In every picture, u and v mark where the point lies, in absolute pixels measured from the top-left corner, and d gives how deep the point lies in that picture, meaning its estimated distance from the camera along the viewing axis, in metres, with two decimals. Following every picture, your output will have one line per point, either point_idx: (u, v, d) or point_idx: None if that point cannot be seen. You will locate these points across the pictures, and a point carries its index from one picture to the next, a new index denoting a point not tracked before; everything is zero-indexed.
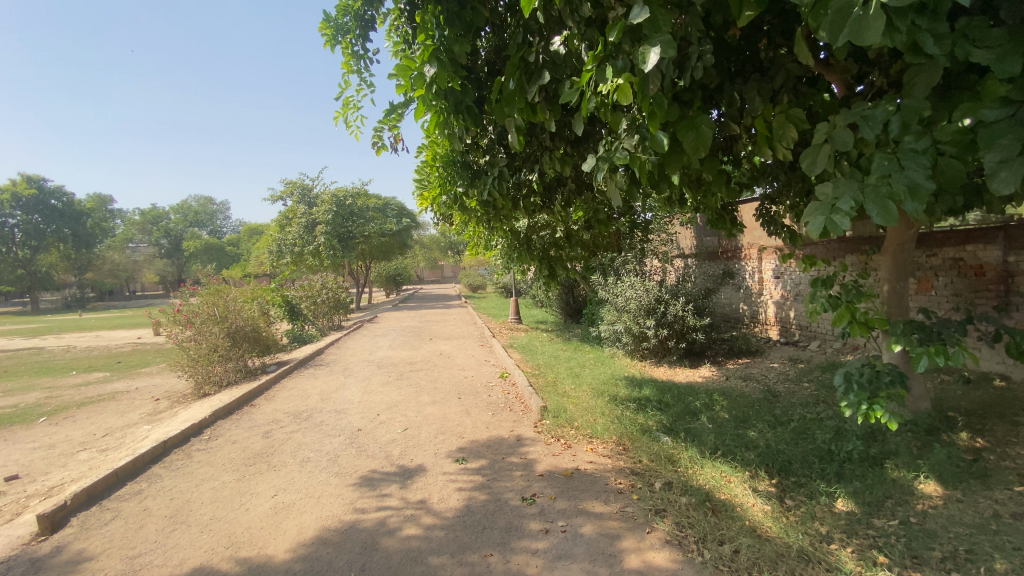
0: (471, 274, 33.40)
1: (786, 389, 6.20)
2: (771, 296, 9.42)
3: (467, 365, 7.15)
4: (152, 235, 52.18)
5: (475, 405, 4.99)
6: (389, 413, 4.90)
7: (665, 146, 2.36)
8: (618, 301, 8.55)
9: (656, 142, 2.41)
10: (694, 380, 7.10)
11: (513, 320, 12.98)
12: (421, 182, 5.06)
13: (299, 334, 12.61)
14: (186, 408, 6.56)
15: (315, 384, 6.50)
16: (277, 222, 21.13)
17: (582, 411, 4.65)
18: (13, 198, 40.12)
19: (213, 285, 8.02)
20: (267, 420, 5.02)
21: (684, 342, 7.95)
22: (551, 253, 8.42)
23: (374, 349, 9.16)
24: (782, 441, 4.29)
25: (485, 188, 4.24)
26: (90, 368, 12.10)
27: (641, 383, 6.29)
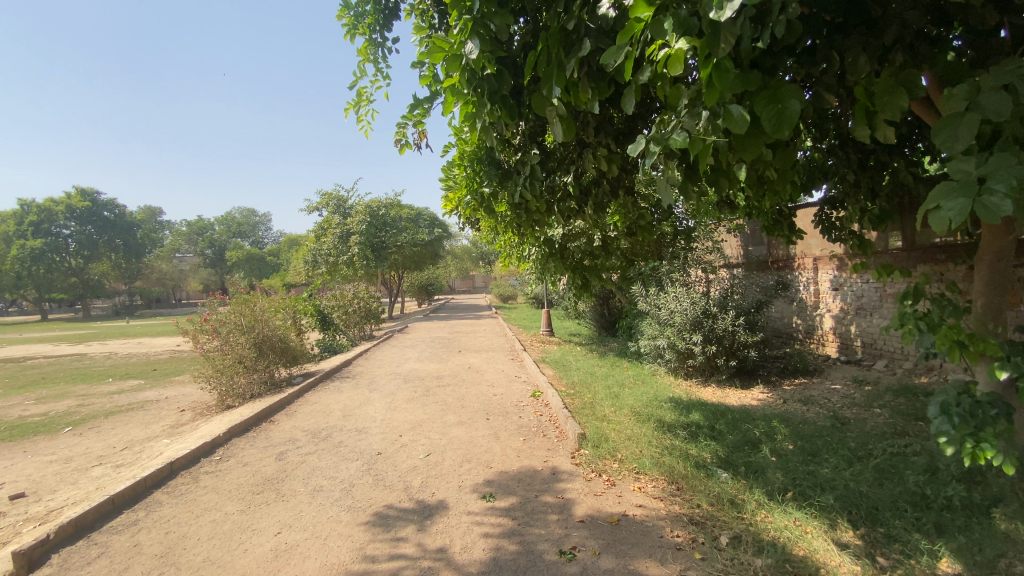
0: (503, 283, 33.09)
1: (857, 417, 5.55)
2: (830, 310, 8.71)
3: (497, 380, 6.73)
4: (198, 245, 54.08)
5: (505, 428, 4.54)
6: (412, 435, 4.50)
7: (744, 122, 1.86)
8: (660, 314, 7.99)
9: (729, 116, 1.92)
10: (747, 403, 6.49)
11: (547, 332, 12.51)
12: (448, 185, 4.69)
13: (330, 344, 12.44)
14: (208, 421, 6.33)
15: (338, 399, 6.17)
16: (312, 233, 21.30)
17: (626, 439, 4.14)
18: (70, 210, 42.13)
19: (240, 294, 7.83)
20: (283, 438, 4.68)
21: (734, 360, 7.36)
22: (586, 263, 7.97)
23: (402, 361, 8.83)
24: (863, 482, 3.69)
25: (517, 188, 3.83)
26: (126, 376, 12.22)
27: (690, 407, 5.73)
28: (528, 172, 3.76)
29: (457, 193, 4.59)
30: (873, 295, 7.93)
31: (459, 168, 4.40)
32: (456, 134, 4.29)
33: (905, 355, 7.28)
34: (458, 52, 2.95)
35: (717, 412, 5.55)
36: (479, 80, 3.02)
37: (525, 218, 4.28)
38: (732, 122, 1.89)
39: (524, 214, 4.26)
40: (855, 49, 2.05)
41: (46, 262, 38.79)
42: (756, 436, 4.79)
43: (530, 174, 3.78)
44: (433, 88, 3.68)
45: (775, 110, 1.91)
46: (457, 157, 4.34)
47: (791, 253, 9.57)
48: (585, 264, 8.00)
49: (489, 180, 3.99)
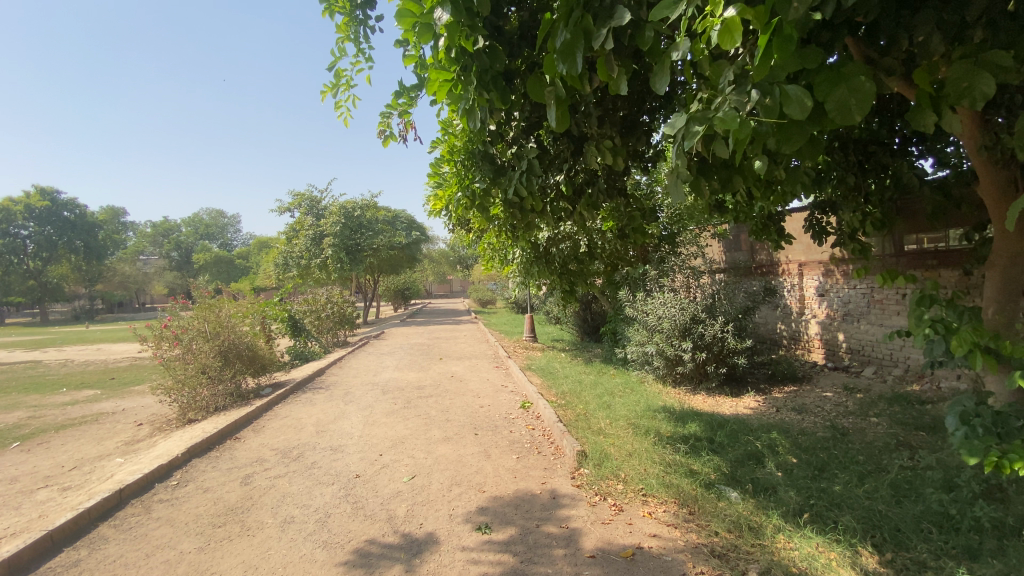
0: (479, 288, 32.69)
1: (855, 427, 5.40)
2: (815, 316, 8.64)
3: (481, 390, 6.37)
4: (163, 248, 52.25)
5: (495, 445, 4.20)
6: (394, 454, 4.12)
7: (809, 104, 1.56)
8: (648, 320, 7.76)
9: (787, 98, 1.61)
10: (740, 412, 6.28)
11: (528, 338, 12.18)
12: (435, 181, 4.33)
13: (302, 351, 11.88)
14: (167, 437, 5.81)
15: (311, 412, 5.73)
16: (284, 235, 20.59)
17: (627, 457, 3.83)
18: (27, 210, 40.09)
19: (206, 299, 7.30)
20: (250, 459, 4.24)
21: (725, 367, 7.16)
22: (573, 268, 7.72)
23: (379, 370, 8.41)
24: (879, 500, 3.48)
25: (511, 184, 3.51)
26: (81, 385, 11.44)
27: (686, 419, 5.47)
28: (523, 167, 3.43)
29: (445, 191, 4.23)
30: (860, 302, 7.85)
31: (449, 164, 4.05)
32: (446, 126, 3.95)
33: (894, 362, 7.20)
34: (432, 20, 2.62)
35: (714, 425, 5.30)
36: (471, 59, 2.68)
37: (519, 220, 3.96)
38: (789, 105, 1.60)
39: (519, 215, 3.94)
40: (929, 26, 1.84)
41: None
42: (759, 450, 4.55)
43: (524, 170, 3.45)
44: (420, 73, 3.34)
45: (836, 93, 1.63)
46: (446, 151, 3.99)
47: (777, 258, 9.47)
48: (569, 267, 7.72)
49: (478, 176, 3.64)
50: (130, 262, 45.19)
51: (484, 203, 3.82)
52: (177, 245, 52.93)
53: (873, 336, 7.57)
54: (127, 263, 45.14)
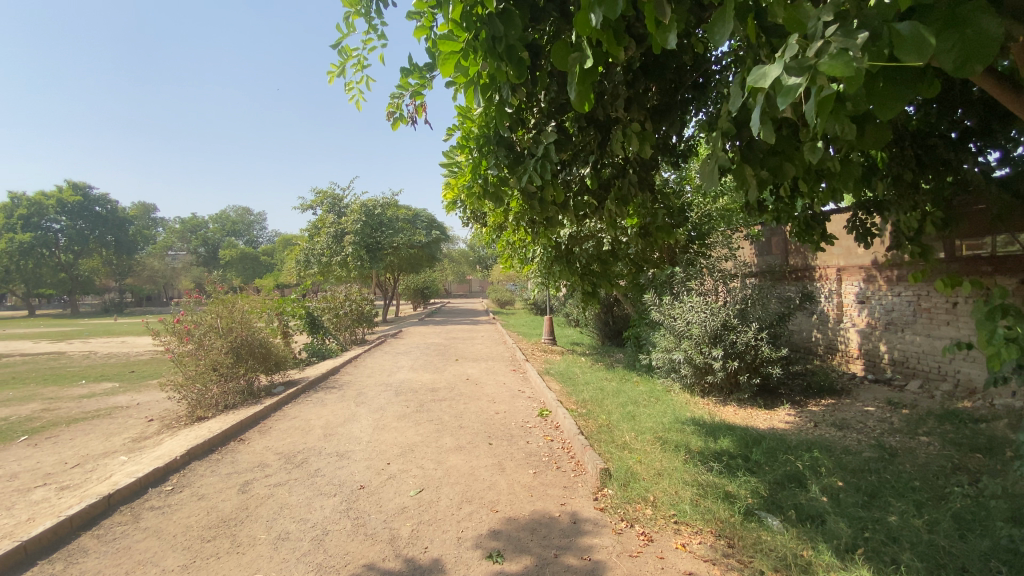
0: (499, 288, 32.46)
1: (905, 448, 4.94)
2: (854, 324, 8.14)
3: (498, 395, 6.07)
4: (191, 244, 53.30)
5: (511, 457, 3.89)
6: (402, 463, 3.85)
7: (932, 46, 1.26)
8: (676, 325, 7.38)
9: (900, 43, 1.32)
10: (774, 426, 5.86)
11: (548, 340, 11.84)
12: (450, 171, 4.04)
13: (318, 349, 11.74)
14: (174, 434, 5.63)
15: (320, 413, 5.48)
16: (306, 232, 20.60)
17: (655, 476, 3.50)
18: (61, 204, 41.11)
19: (219, 294, 7.13)
20: (251, 464, 4.00)
21: (758, 378, 6.74)
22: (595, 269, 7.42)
23: (394, 370, 8.16)
24: (943, 536, 3.07)
25: (527, 173, 3.22)
26: (101, 377, 11.47)
27: (718, 433, 5.08)
28: (541, 153, 3.14)
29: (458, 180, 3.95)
30: (905, 310, 7.34)
31: (463, 153, 3.76)
32: (463, 112, 3.65)
33: (943, 376, 6.70)
34: None
35: (749, 441, 4.89)
36: (485, 24, 2.38)
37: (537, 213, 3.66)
38: (902, 49, 1.30)
39: (538, 207, 3.65)
40: None
41: (34, 257, 37.85)
42: (800, 471, 4.15)
43: (543, 157, 3.17)
44: (431, 46, 3.04)
45: (954, 41, 1.39)
46: (461, 138, 3.70)
47: (812, 262, 8.98)
48: (590, 268, 7.52)
49: (492, 163, 3.36)
50: (158, 257, 46.17)
51: (497, 193, 3.54)
52: (204, 241, 53.98)
53: (919, 348, 7.06)
54: (156, 258, 46.06)
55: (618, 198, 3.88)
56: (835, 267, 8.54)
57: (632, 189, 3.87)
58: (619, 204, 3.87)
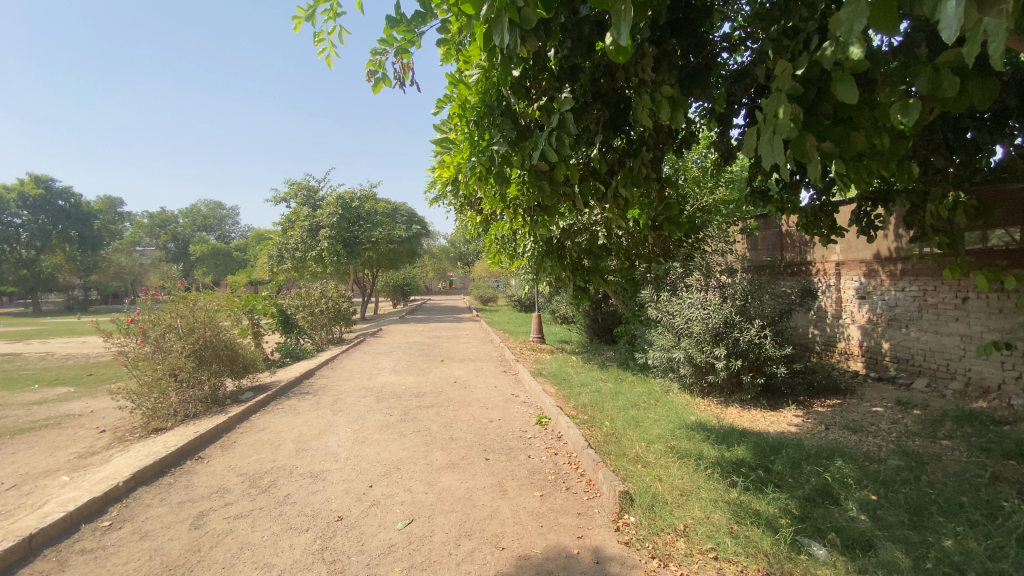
0: (481, 284, 31.97)
1: (929, 454, 4.62)
2: (854, 320, 7.87)
3: (489, 400, 5.57)
4: (160, 239, 51.47)
5: (512, 476, 3.41)
6: (387, 485, 3.33)
7: None
8: (676, 322, 6.97)
9: None
10: (784, 430, 5.49)
11: (535, 338, 11.37)
12: (440, 150, 3.56)
13: (292, 349, 11.06)
14: (125, 449, 4.99)
15: (292, 424, 4.91)
16: (279, 226, 19.76)
17: (680, 498, 3.06)
18: (20, 198, 39.02)
19: (179, 290, 6.45)
20: (208, 490, 3.42)
21: (761, 377, 6.37)
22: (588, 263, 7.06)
23: (375, 372, 7.59)
24: (1011, 563, 2.69)
25: (537, 148, 2.77)
26: (55, 381, 10.61)
27: (732, 440, 4.68)
28: (552, 123, 2.68)
29: (450, 162, 3.46)
30: (909, 306, 7.07)
31: (458, 129, 3.28)
32: (455, 79, 3.17)
33: (952, 374, 6.47)
34: None
35: (767, 449, 4.48)
36: None
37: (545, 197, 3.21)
38: None
39: (547, 189, 3.20)
40: None
41: None
42: (828, 485, 3.77)
43: (554, 128, 2.70)
44: None
45: None
46: (455, 109, 3.21)
47: (810, 255, 8.68)
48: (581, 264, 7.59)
49: (496, 137, 2.89)
50: (124, 253, 44.42)
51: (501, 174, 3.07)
52: (173, 236, 52.22)
53: (925, 345, 6.80)
54: (122, 254, 44.20)
55: (629, 178, 3.36)
56: (834, 261, 8.24)
57: (647, 168, 3.35)
58: (631, 186, 3.36)
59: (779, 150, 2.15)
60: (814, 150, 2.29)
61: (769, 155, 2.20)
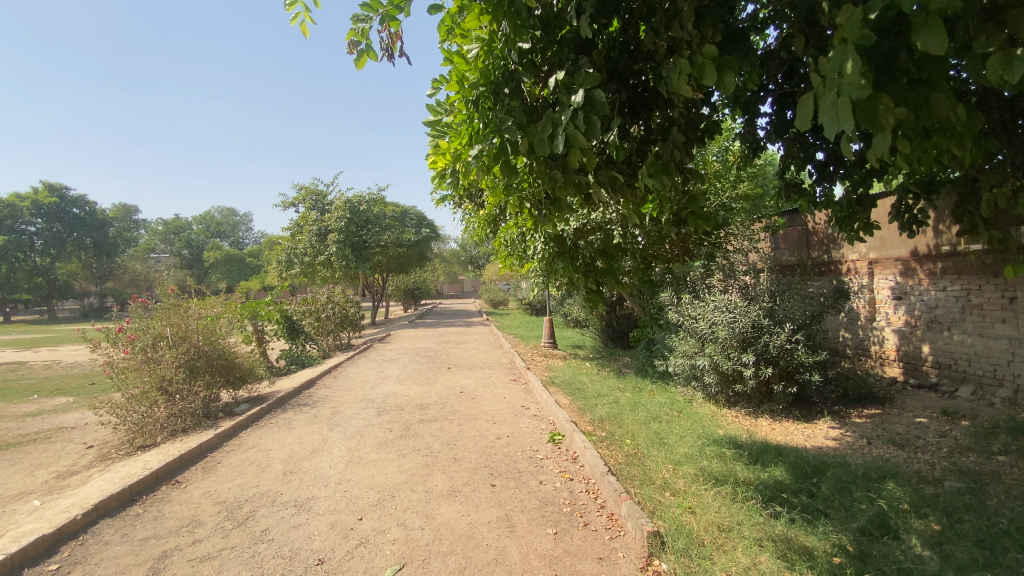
0: (492, 288, 31.57)
1: (990, 472, 4.10)
2: (889, 322, 7.33)
3: (498, 413, 5.14)
4: (174, 245, 51.82)
5: (521, 508, 2.98)
6: (378, 519, 2.91)
7: None
8: (699, 327, 6.47)
9: None
10: (822, 445, 4.98)
11: (548, 343, 10.92)
12: (433, 138, 3.09)
13: (297, 356, 10.72)
14: (106, 469, 4.64)
15: (283, 441, 4.51)
16: (288, 231, 19.54)
17: (718, 537, 2.60)
18: (37, 206, 39.43)
19: (171, 297, 6.12)
20: (178, 523, 3.03)
21: (794, 387, 5.87)
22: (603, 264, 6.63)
23: (379, 382, 7.19)
24: None
25: (556, 131, 2.36)
26: (57, 391, 10.36)
27: (768, 459, 4.19)
28: (576, 101, 2.31)
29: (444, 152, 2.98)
30: (952, 307, 6.52)
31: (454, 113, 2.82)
32: (451, 54, 2.74)
33: (999, 381, 5.89)
34: None
35: (810, 471, 3.98)
36: None
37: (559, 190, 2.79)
38: None
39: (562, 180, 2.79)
40: None
41: (7, 261, 36.30)
42: (884, 514, 3.28)
43: (579, 107, 2.32)
44: None
45: None
46: (451, 90, 2.77)
47: (841, 254, 8.13)
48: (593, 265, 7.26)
49: (504, 119, 2.46)
50: (138, 260, 44.73)
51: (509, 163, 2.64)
52: (187, 242, 52.61)
53: (970, 349, 6.23)
54: (137, 261, 44.50)
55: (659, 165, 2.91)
56: (867, 259, 7.69)
57: (679, 152, 2.94)
58: (660, 174, 2.91)
59: (845, 115, 1.73)
60: (888, 117, 1.80)
61: (831, 122, 1.77)
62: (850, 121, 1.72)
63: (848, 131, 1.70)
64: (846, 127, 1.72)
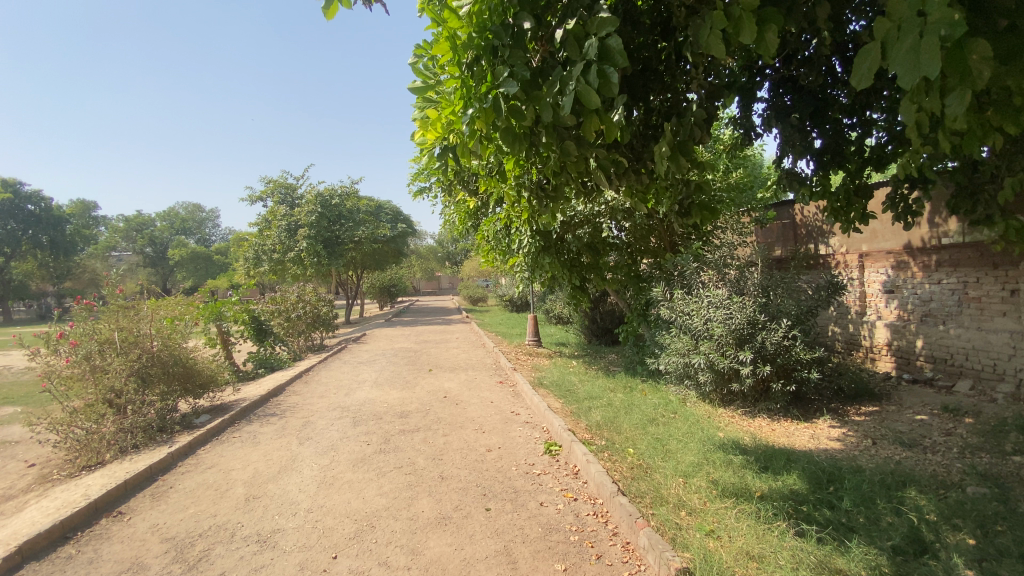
0: (470, 284, 31.06)
1: (1008, 475, 3.90)
2: (881, 316, 7.18)
3: (486, 421, 4.74)
4: (136, 243, 49.74)
5: (522, 538, 2.60)
6: (356, 557, 2.49)
7: None
8: (693, 323, 6.18)
9: None
10: (827, 447, 4.74)
11: (531, 342, 10.56)
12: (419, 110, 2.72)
13: (266, 359, 10.13)
14: (40, 495, 4.07)
15: (247, 460, 4.03)
16: (255, 226, 18.69)
17: (753, 570, 2.27)
18: None
19: (119, 298, 5.51)
20: (114, 568, 2.54)
21: (793, 384, 5.63)
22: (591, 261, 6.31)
23: (354, 387, 6.71)
24: None
25: (567, 89, 2.02)
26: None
27: (780, 467, 3.90)
28: (590, 53, 1.97)
29: (432, 123, 2.61)
30: (947, 300, 6.38)
31: (444, 77, 2.46)
32: (440, 10, 2.38)
33: (999, 376, 5.79)
34: None
35: (825, 479, 3.70)
36: None
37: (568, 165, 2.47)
38: None
39: (572, 152, 2.46)
40: None
41: None
42: (914, 526, 3.02)
43: (593, 59, 1.98)
44: None
45: None
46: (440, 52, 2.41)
47: (829, 247, 7.97)
48: (578, 261, 7.87)
49: (506, 75, 2.11)
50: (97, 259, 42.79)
51: (512, 131, 2.28)
52: (150, 239, 50.58)
53: (967, 343, 6.10)
54: (96, 259, 42.51)
55: (678, 146, 2.80)
56: (858, 251, 7.53)
57: (699, 131, 2.81)
58: (677, 155, 2.80)
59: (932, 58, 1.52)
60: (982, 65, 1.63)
61: (913, 68, 1.57)
62: (934, 63, 1.52)
63: (934, 73, 1.50)
64: (928, 72, 1.53)
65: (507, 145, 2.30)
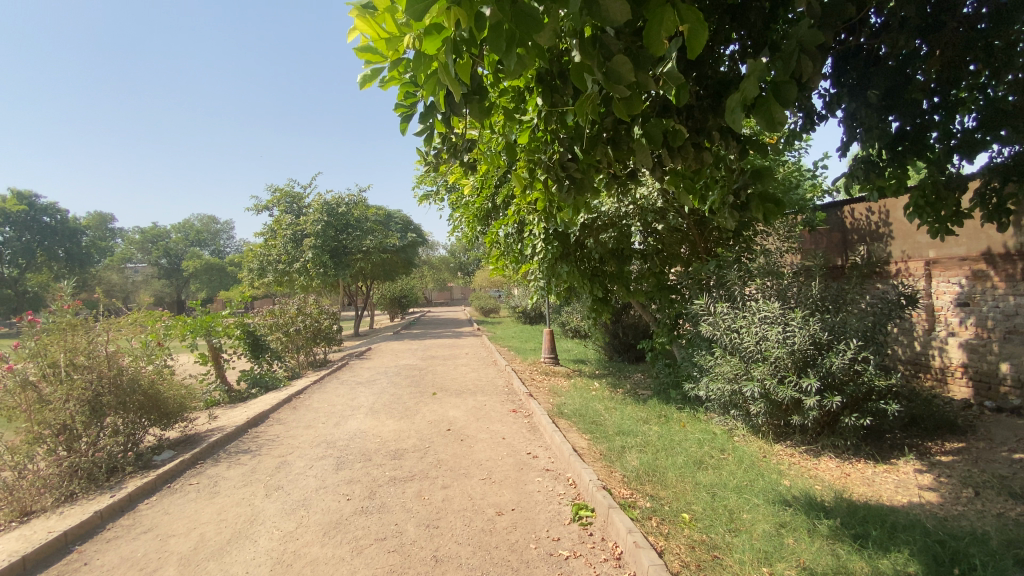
0: (483, 295, 30.26)
1: None
2: (956, 333, 6.09)
3: (496, 466, 3.85)
4: (151, 255, 49.89)
5: None
6: None
7: None
8: (740, 342, 5.25)
9: None
10: (923, 501, 3.75)
11: (548, 359, 9.63)
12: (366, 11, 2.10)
13: (260, 378, 9.34)
14: None
15: (193, 524, 3.18)
16: (262, 236, 18.14)
17: None
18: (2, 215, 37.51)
19: (68, 315, 4.68)
20: None
21: (870, 418, 4.63)
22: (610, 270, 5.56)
23: (347, 415, 5.86)
24: None
25: None
26: None
27: (882, 541, 2.90)
28: None
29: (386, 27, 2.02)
30: None
31: None
32: None
33: None
34: None
35: (950, 562, 2.70)
36: None
37: (615, 94, 1.89)
38: None
39: (627, 79, 1.87)
40: None
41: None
42: None
43: None
44: None
45: None
46: None
47: (888, 254, 6.97)
48: (601, 270, 7.27)
49: None
50: (113, 272, 43.17)
51: (504, 34, 1.70)
52: (165, 251, 50.75)
53: None
54: (111, 272, 42.86)
55: (768, 88, 2.02)
56: (924, 258, 6.51)
57: (809, 62, 1.97)
58: (767, 104, 2.01)
59: None
60: None
61: None
62: None
63: None
64: None
65: (499, 53, 1.72)
